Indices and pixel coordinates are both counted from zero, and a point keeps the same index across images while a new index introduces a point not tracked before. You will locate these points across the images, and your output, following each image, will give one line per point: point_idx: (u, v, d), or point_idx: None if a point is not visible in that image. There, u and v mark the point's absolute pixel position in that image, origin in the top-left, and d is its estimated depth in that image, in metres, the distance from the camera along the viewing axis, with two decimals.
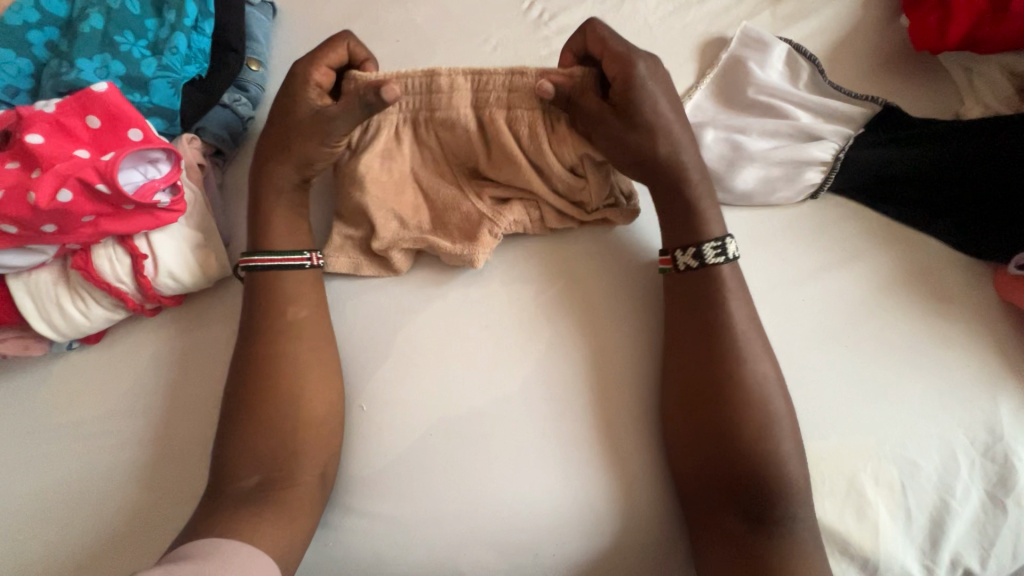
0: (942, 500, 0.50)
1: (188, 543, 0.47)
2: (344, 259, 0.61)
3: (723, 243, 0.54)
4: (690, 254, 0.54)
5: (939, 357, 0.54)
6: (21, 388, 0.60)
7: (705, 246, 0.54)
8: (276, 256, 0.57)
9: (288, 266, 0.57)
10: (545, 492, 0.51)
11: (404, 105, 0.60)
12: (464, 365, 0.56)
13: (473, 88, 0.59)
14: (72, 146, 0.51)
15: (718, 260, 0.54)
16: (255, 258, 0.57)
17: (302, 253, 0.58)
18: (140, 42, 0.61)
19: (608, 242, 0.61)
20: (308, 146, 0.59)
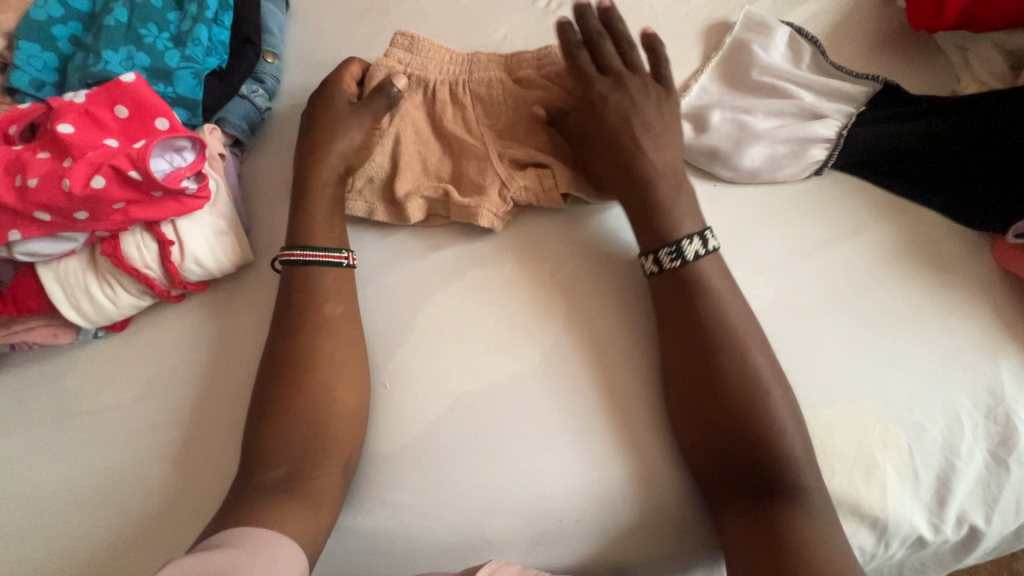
0: (947, 461, 0.53)
1: (220, 533, 0.47)
2: (361, 203, 0.64)
3: (677, 247, 0.55)
4: (650, 261, 0.57)
5: (942, 324, 0.56)
6: (50, 375, 0.61)
7: (658, 252, 0.56)
8: (315, 252, 0.59)
9: (326, 262, 0.59)
10: (566, 457, 0.53)
11: (445, 72, 0.66)
12: (485, 339, 0.58)
13: (507, 60, 0.66)
14: (102, 135, 0.52)
15: (675, 265, 0.55)
16: (293, 251, 0.59)
17: (340, 251, 0.60)
18: (163, 34, 0.63)
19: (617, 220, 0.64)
20: (336, 122, 0.63)
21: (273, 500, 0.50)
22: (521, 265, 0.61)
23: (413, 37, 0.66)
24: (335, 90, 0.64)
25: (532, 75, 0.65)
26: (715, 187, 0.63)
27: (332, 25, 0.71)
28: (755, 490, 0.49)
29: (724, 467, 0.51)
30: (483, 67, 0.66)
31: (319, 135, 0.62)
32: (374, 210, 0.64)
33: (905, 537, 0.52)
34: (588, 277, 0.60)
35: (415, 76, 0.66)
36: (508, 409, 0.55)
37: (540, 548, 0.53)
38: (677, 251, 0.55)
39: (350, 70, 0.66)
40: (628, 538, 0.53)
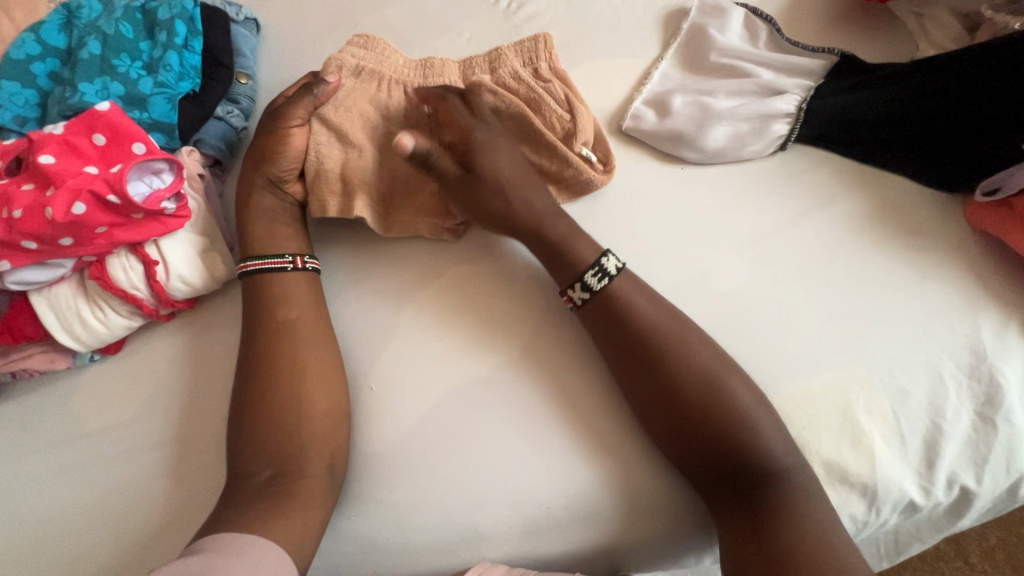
0: (934, 424, 0.52)
1: (211, 536, 0.50)
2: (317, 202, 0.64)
3: (599, 265, 0.56)
4: (579, 289, 0.57)
5: (919, 287, 0.57)
6: (50, 400, 0.63)
7: (584, 275, 0.56)
8: (261, 260, 0.60)
9: (270, 268, 0.60)
10: (549, 448, 0.55)
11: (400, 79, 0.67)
12: (466, 335, 0.60)
13: (462, 68, 0.67)
14: (81, 163, 0.54)
15: (603, 283, 0.56)
16: (245, 264, 0.61)
17: (283, 256, 0.61)
18: (137, 63, 0.65)
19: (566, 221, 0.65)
20: (275, 137, 0.64)
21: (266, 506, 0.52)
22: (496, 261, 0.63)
23: (369, 37, 0.68)
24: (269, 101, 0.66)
25: (485, 80, 0.65)
26: (682, 169, 0.64)
27: (301, 44, 0.74)
28: (740, 468, 0.50)
29: (707, 443, 0.51)
30: (437, 72, 0.67)
31: (279, 151, 0.64)
32: (319, 207, 0.64)
33: (895, 503, 0.52)
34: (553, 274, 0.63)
35: (367, 71, 0.67)
36: (492, 403, 0.57)
37: (532, 536, 0.54)
38: (601, 269, 0.56)
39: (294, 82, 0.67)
40: (618, 521, 0.53)
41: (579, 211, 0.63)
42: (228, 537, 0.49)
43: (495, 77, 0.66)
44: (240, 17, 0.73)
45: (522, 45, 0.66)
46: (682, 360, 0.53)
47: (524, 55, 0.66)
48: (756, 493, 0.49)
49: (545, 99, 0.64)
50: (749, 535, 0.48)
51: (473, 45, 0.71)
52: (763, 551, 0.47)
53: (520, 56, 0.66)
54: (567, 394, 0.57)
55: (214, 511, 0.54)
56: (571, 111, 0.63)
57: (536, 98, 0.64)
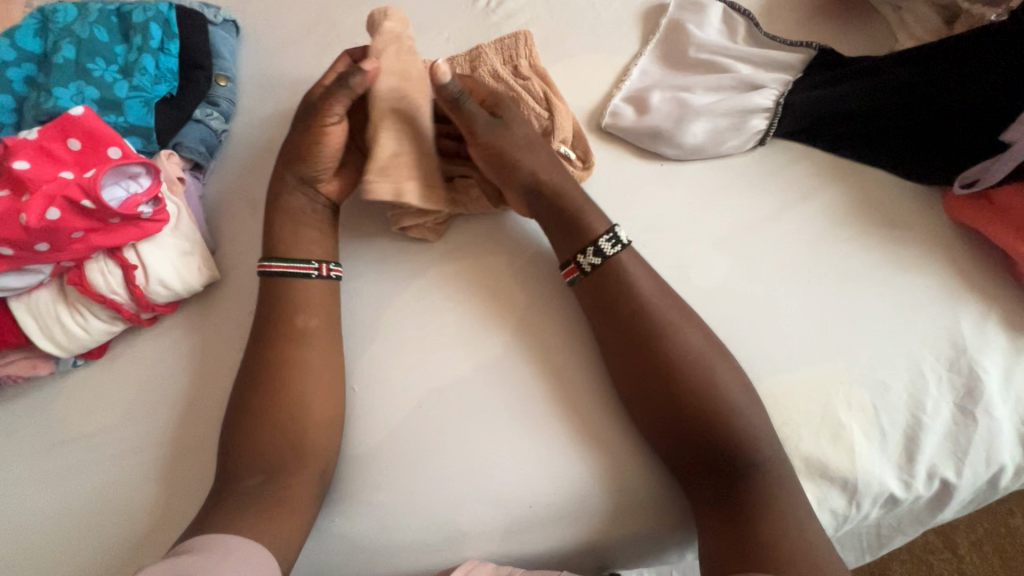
0: (913, 417, 0.52)
1: (193, 539, 0.50)
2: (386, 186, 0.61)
3: (615, 233, 0.57)
4: (592, 254, 0.56)
5: (899, 280, 0.57)
6: (33, 406, 0.63)
7: (598, 240, 0.57)
8: (290, 264, 0.60)
9: (293, 273, 0.60)
10: (532, 445, 0.55)
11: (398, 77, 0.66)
12: (449, 335, 0.60)
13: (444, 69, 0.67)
14: (56, 168, 0.54)
15: (616, 250, 0.56)
16: (272, 262, 0.61)
17: (309, 261, 0.61)
18: (112, 67, 0.65)
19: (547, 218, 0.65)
20: (303, 140, 0.63)
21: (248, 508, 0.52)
22: (503, 242, 0.64)
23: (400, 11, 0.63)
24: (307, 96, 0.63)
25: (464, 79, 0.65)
26: (662, 165, 0.63)
27: (281, 45, 0.73)
28: (720, 462, 0.50)
29: (686, 437, 0.51)
30: None
31: (304, 153, 0.63)
32: (390, 193, 0.61)
33: (876, 496, 0.52)
34: (536, 271, 0.62)
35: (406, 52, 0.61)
36: (474, 402, 0.57)
37: (514, 535, 0.54)
38: (615, 237, 0.57)
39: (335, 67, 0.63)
40: (601, 517, 0.53)
41: None
42: (207, 539, 0.49)
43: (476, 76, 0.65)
44: (219, 19, 0.72)
45: (500, 42, 0.66)
46: (662, 356, 0.53)
47: (502, 53, 0.66)
48: (737, 487, 0.49)
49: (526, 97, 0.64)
50: (729, 529, 0.48)
51: (453, 44, 0.71)
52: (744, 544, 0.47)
53: (500, 53, 0.66)
54: (549, 393, 0.57)
55: (197, 515, 0.54)
56: (550, 108, 0.64)
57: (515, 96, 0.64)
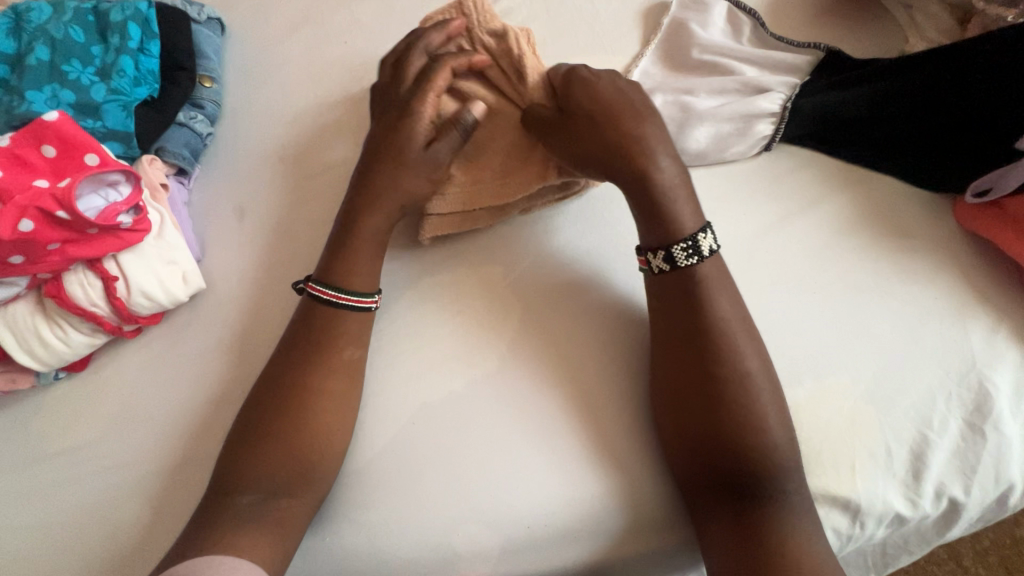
0: (921, 434, 0.51)
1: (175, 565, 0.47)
2: (449, 217, 0.61)
3: (694, 242, 0.52)
4: (661, 258, 0.53)
5: (907, 291, 0.55)
6: (13, 420, 0.61)
7: (673, 248, 0.52)
8: (346, 294, 0.56)
9: (354, 306, 0.56)
10: (530, 461, 0.53)
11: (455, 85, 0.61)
12: (443, 348, 0.58)
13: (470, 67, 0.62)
14: (30, 176, 0.52)
15: (690, 262, 0.52)
16: (323, 287, 0.56)
17: (372, 295, 0.57)
18: (89, 69, 0.62)
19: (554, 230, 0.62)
20: (411, 180, 0.58)
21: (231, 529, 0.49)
22: (507, 246, 0.62)
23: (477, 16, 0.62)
24: (409, 127, 0.58)
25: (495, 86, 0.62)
26: None
27: (268, 44, 0.71)
28: (725, 480, 0.48)
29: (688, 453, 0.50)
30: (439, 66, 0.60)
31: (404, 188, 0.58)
32: (448, 219, 0.61)
33: (881, 515, 0.51)
34: (531, 280, 0.60)
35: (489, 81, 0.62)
36: (467, 419, 0.55)
37: (511, 555, 0.52)
38: (693, 246, 0.52)
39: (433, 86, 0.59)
40: (600, 536, 0.52)
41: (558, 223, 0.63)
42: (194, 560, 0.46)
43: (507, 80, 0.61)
44: (203, 17, 0.70)
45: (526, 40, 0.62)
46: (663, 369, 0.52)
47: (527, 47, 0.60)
48: (741, 507, 0.47)
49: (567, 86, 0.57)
50: (733, 550, 0.47)
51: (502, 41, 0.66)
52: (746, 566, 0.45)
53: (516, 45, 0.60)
54: (547, 408, 0.55)
55: (181, 536, 0.52)
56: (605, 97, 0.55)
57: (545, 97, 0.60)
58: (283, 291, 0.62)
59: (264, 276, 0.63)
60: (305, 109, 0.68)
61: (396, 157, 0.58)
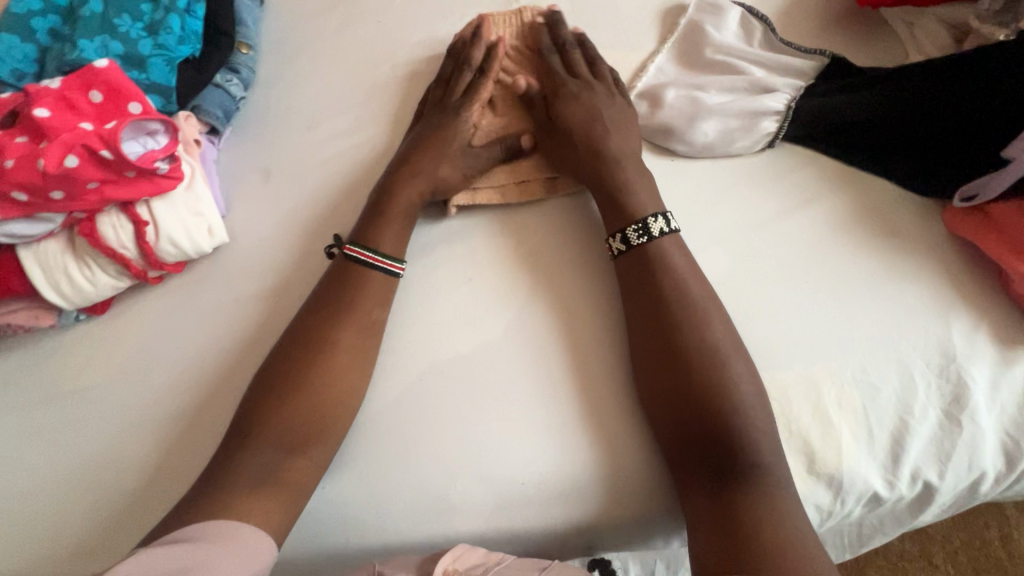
0: (901, 420, 0.54)
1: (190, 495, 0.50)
2: (486, 192, 0.65)
3: (643, 224, 0.59)
4: (618, 239, 0.59)
5: (895, 287, 0.58)
6: (34, 357, 0.64)
7: (626, 230, 0.59)
8: (382, 258, 0.60)
9: (383, 267, 0.60)
10: (529, 425, 0.56)
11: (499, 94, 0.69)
12: (454, 313, 0.60)
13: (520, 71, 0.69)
14: (76, 118, 0.55)
15: (642, 240, 0.58)
16: (358, 249, 0.60)
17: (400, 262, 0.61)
18: (138, 24, 0.65)
19: (571, 210, 0.65)
20: (443, 167, 0.64)
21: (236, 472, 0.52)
22: (521, 223, 0.64)
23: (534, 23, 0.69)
24: (451, 124, 0.66)
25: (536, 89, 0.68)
26: (672, 162, 0.65)
27: (304, 19, 0.74)
28: (706, 454, 0.51)
29: (677, 426, 0.53)
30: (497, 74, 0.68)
31: (439, 172, 0.64)
32: (486, 197, 0.65)
33: (860, 494, 0.54)
34: (538, 256, 0.63)
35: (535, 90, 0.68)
36: (471, 381, 0.57)
37: (504, 511, 0.54)
38: (643, 228, 0.59)
39: (479, 95, 0.67)
40: (589, 501, 0.54)
41: (576, 204, 0.65)
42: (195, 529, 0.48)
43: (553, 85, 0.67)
44: None
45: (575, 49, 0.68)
46: (657, 345, 0.55)
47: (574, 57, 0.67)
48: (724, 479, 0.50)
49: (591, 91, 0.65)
50: (713, 519, 0.49)
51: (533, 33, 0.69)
52: (723, 534, 0.48)
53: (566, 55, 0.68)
54: (548, 374, 0.57)
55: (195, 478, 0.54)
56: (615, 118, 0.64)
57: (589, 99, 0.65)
58: (301, 252, 0.65)
59: (283, 237, 0.65)
60: (335, 81, 0.71)
61: (437, 145, 0.65)
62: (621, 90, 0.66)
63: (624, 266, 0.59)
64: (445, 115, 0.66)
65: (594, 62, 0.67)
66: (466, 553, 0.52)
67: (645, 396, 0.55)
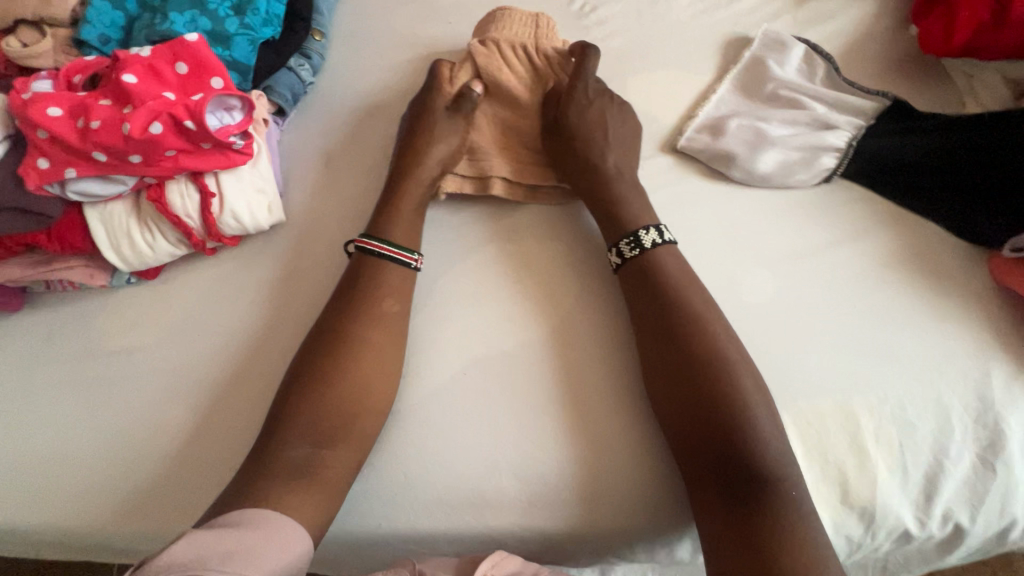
0: (936, 460, 0.55)
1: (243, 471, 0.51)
2: (472, 183, 0.68)
3: (634, 237, 0.60)
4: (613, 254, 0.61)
5: (936, 327, 0.59)
6: (83, 314, 0.65)
7: (619, 244, 0.61)
8: (390, 247, 0.61)
9: (396, 259, 0.61)
10: (567, 428, 0.56)
11: (484, 68, 0.69)
12: (501, 311, 0.62)
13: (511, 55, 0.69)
14: (161, 87, 0.56)
15: (635, 253, 0.59)
16: (371, 241, 0.61)
17: (412, 252, 0.62)
18: (226, 3, 0.66)
19: (561, 216, 0.67)
20: (429, 146, 0.67)
21: (272, 448, 0.52)
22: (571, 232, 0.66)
23: (536, 21, 0.71)
24: (434, 99, 0.68)
25: (522, 81, 0.69)
26: (727, 187, 0.66)
27: (379, 15, 0.77)
28: (717, 468, 0.50)
29: (687, 440, 0.52)
30: (489, 56, 0.69)
31: (423, 147, 0.67)
32: (470, 185, 0.68)
33: (892, 529, 0.54)
34: (555, 258, 0.65)
35: (519, 81, 0.69)
36: (511, 379, 0.58)
37: (535, 511, 0.54)
38: (635, 240, 0.60)
39: (461, 76, 0.70)
40: (603, 507, 0.54)
41: (563, 212, 0.68)
42: (237, 513, 0.47)
43: (541, 85, 0.70)
44: None
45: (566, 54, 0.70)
46: (671, 355, 0.54)
47: (567, 63, 0.70)
48: (737, 504, 0.49)
49: (587, 101, 0.67)
50: (722, 532, 0.48)
51: (535, 27, 0.70)
52: (732, 548, 0.47)
53: (561, 59, 0.70)
54: (588, 379, 0.58)
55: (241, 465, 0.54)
56: (604, 133, 0.66)
57: (574, 104, 0.67)
58: (350, 234, 0.66)
59: (338, 220, 0.67)
60: (400, 76, 0.73)
61: (424, 118, 0.67)
62: (619, 103, 0.68)
63: (626, 277, 0.60)
64: (426, 88, 0.69)
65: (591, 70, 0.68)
66: (504, 561, 0.50)
67: (654, 402, 0.55)
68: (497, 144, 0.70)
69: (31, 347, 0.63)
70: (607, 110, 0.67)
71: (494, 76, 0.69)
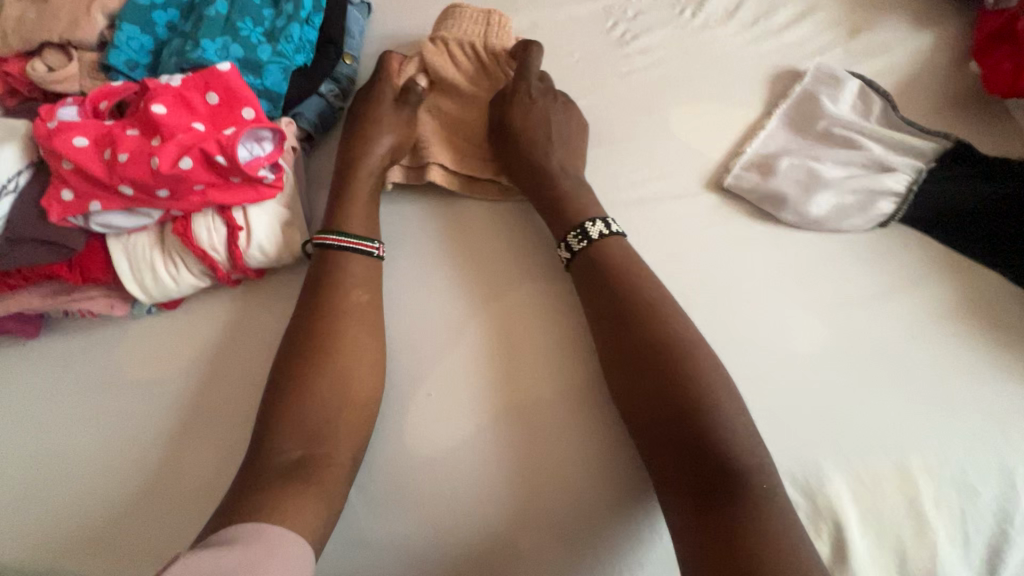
0: (1000, 529, 0.51)
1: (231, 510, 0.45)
2: (416, 175, 0.67)
3: (582, 228, 0.58)
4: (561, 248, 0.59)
5: (1002, 386, 0.55)
6: (97, 344, 0.61)
7: (567, 237, 0.59)
8: (350, 238, 0.59)
9: (355, 249, 0.59)
10: (604, 484, 0.49)
11: (430, 64, 0.71)
12: (539, 353, 0.55)
13: (456, 52, 0.71)
14: (190, 118, 0.54)
15: (582, 244, 0.58)
16: (329, 235, 0.59)
17: (372, 241, 0.60)
18: (258, 29, 0.65)
19: (507, 211, 0.66)
20: (371, 131, 0.66)
21: (274, 492, 0.47)
22: None
23: (486, 20, 0.72)
24: (381, 89, 0.69)
25: (465, 77, 0.71)
26: (777, 229, 0.63)
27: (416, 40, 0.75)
28: (693, 473, 0.46)
29: (662, 450, 0.47)
30: (435, 52, 0.71)
31: (367, 132, 0.66)
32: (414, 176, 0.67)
33: None
34: (536, 262, 0.62)
35: (464, 78, 0.71)
36: (545, 432, 0.51)
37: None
38: (582, 232, 0.58)
39: (406, 69, 0.71)
40: (596, 537, 0.49)
41: (507, 207, 0.66)
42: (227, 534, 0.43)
43: (487, 83, 0.71)
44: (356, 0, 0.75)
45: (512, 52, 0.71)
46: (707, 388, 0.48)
47: (511, 62, 0.71)
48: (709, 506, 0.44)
49: (530, 100, 0.67)
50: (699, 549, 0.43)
51: (484, 26, 0.72)
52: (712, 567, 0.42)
53: (504, 58, 0.71)
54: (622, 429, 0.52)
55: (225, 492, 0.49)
56: (549, 130, 0.66)
57: (514, 100, 0.67)
58: None
59: None
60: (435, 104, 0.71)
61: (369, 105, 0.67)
62: (562, 102, 0.68)
63: (577, 270, 0.58)
64: (375, 80, 0.70)
65: (535, 68, 0.69)
66: None
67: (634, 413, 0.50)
68: (440, 134, 0.70)
69: (35, 372, 0.60)
70: (550, 108, 0.67)
71: (440, 72, 0.70)
